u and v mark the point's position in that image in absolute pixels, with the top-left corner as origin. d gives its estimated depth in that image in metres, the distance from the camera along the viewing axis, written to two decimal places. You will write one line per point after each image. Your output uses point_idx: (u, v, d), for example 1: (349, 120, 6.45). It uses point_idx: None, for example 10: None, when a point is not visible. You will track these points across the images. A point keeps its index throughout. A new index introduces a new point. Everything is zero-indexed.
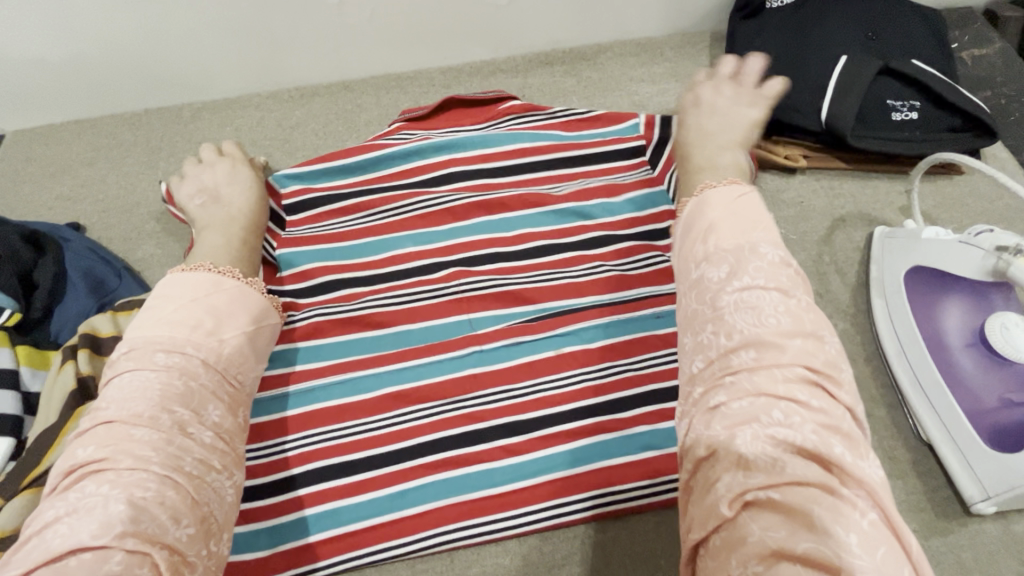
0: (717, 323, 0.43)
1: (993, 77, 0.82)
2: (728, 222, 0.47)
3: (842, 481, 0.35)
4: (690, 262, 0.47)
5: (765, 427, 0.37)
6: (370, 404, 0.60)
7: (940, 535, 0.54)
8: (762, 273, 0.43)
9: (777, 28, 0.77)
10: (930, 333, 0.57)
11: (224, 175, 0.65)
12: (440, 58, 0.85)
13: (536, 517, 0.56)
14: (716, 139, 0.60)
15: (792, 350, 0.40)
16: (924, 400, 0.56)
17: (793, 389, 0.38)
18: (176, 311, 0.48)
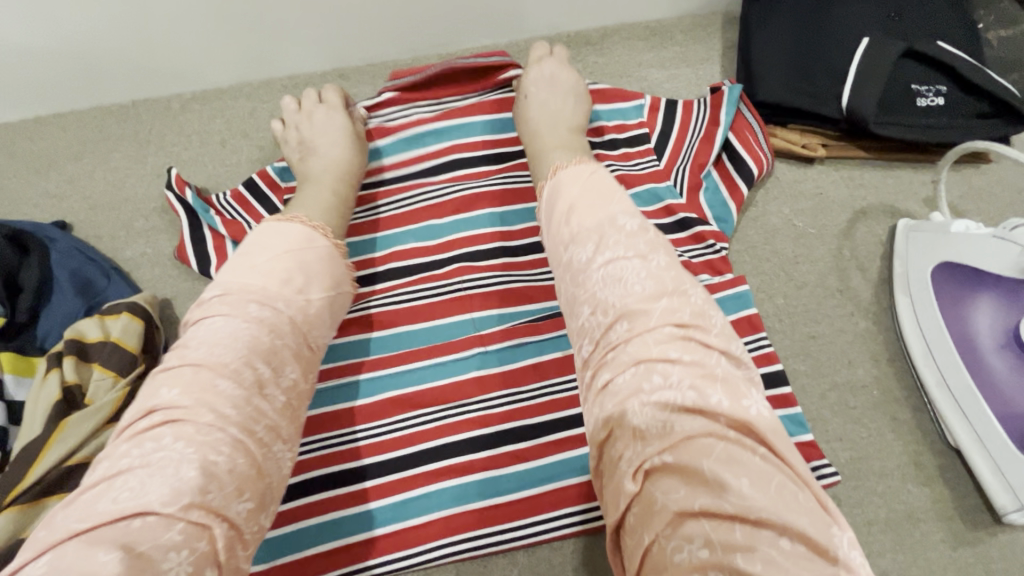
0: (591, 301, 0.42)
1: (1020, 58, 0.78)
2: (581, 202, 0.46)
3: (727, 428, 0.35)
4: (561, 246, 0.46)
5: (650, 391, 0.37)
6: (371, 409, 0.57)
7: (968, 544, 0.51)
8: (622, 244, 0.43)
9: (794, 8, 0.73)
10: (959, 333, 0.54)
11: (321, 124, 0.64)
12: (438, 43, 0.81)
13: (545, 525, 0.54)
14: (561, 121, 0.62)
15: (661, 309, 0.39)
16: (952, 404, 0.54)
17: (663, 349, 0.38)
18: (268, 261, 0.47)
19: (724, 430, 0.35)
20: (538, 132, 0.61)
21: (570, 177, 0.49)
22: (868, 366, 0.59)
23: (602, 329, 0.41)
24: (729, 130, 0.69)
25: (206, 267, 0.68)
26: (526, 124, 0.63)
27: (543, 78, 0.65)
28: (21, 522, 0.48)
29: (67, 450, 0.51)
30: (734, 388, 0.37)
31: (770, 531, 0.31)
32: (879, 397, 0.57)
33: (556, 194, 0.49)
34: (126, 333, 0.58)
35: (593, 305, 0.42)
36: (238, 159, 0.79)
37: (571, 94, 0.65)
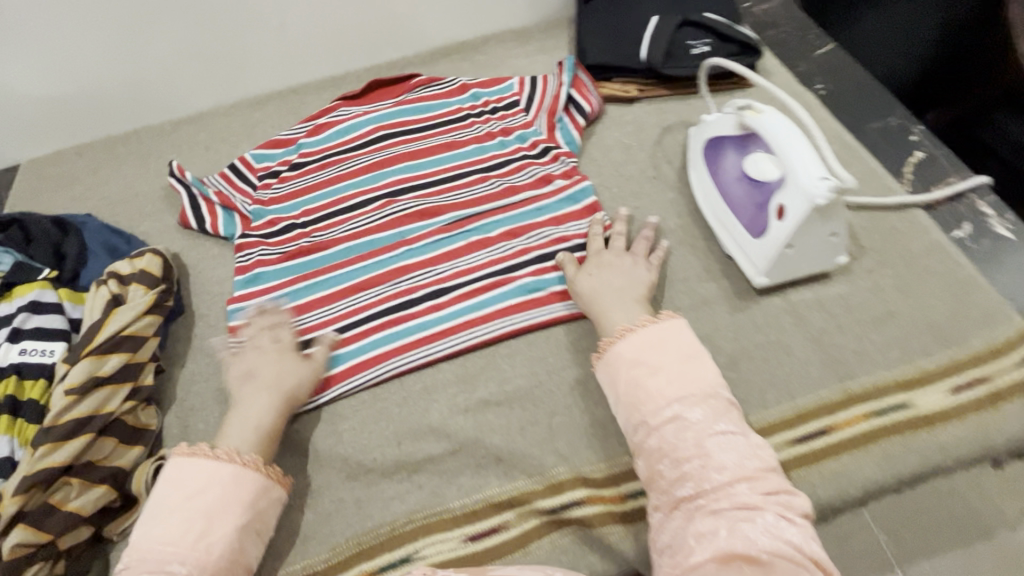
0: (702, 462, 0.56)
1: (775, 21, 1.10)
2: (672, 365, 0.63)
3: (807, 556, 0.49)
4: (662, 400, 0.60)
5: (752, 530, 0.50)
6: (333, 294, 0.83)
7: (743, 311, 0.76)
8: (728, 419, 0.59)
9: (607, 6, 1.05)
10: (717, 180, 0.81)
11: (269, 358, 0.71)
12: (362, 59, 1.11)
13: (456, 341, 0.76)
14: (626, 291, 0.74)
15: (764, 483, 0.54)
16: (722, 228, 0.80)
17: (767, 504, 0.53)
18: (178, 515, 0.56)
19: (805, 561, 0.49)
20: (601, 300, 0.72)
21: (658, 333, 0.65)
22: (675, 219, 0.85)
23: (705, 482, 0.54)
24: (571, 87, 0.99)
25: (203, 224, 0.92)
26: (586, 295, 0.74)
27: (604, 266, 0.76)
28: (94, 367, 0.67)
29: (122, 324, 0.71)
30: (795, 525, 0.52)
31: None
32: (682, 235, 0.83)
33: (631, 347, 0.65)
34: (151, 264, 0.80)
35: (701, 461, 0.56)
36: (217, 156, 1.04)
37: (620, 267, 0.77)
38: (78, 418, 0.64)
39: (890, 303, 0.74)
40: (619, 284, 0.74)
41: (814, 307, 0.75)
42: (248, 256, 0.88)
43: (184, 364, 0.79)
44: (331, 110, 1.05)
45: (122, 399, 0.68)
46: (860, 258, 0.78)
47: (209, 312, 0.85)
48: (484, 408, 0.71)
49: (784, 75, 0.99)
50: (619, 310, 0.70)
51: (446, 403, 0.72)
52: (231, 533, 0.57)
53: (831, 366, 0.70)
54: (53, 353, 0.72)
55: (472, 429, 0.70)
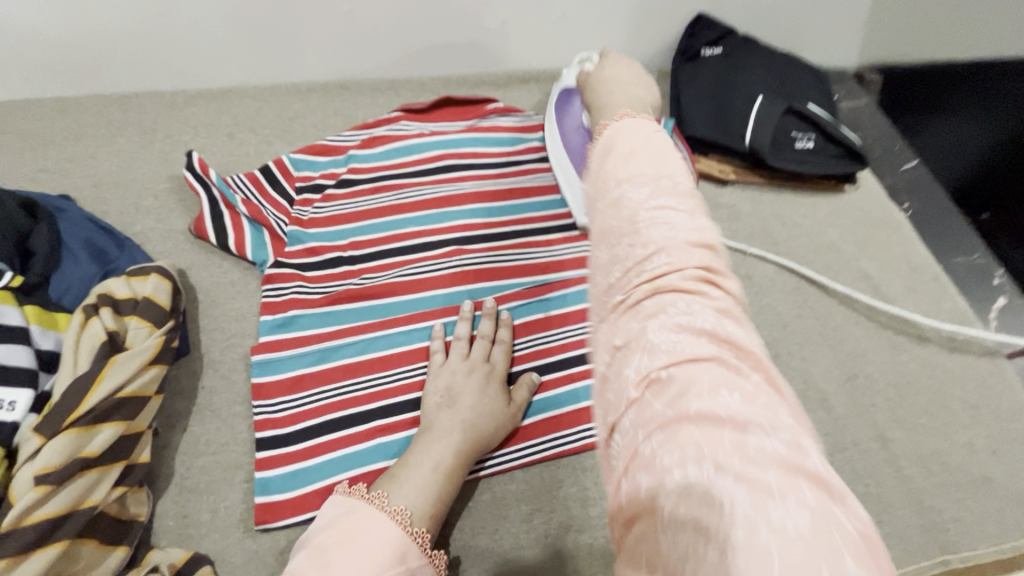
0: (632, 236, 0.39)
1: (861, 122, 1.07)
2: (640, 153, 0.44)
3: (722, 346, 0.34)
4: (614, 178, 0.43)
5: (655, 329, 0.35)
6: (383, 359, 0.69)
7: (840, 451, 0.71)
8: (674, 193, 0.41)
9: (710, 71, 0.97)
10: (564, 125, 0.81)
11: (477, 387, 0.65)
12: (431, 69, 0.96)
13: (533, 449, 0.66)
14: (633, 108, 0.58)
15: (687, 251, 0.38)
16: (567, 180, 0.82)
17: (692, 283, 0.37)
18: (318, 552, 0.50)
19: (717, 346, 0.34)
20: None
21: (628, 130, 0.47)
22: (767, 329, 0.81)
23: (618, 261, 0.39)
24: None
25: (225, 241, 0.75)
26: (597, 84, 0.57)
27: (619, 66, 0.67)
28: (77, 444, 0.51)
29: (120, 385, 0.54)
30: (714, 311, 0.36)
31: (757, 436, 0.30)
32: (774, 350, 0.79)
33: (615, 134, 0.46)
34: (158, 290, 0.62)
35: (629, 236, 0.39)
36: (244, 148, 0.87)
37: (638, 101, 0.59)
38: (50, 521, 0.48)
39: (985, 468, 0.71)
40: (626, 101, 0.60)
41: (912, 459, 0.71)
42: (280, 291, 0.72)
43: (186, 428, 0.63)
44: (386, 121, 0.89)
45: (109, 487, 0.52)
46: (954, 409, 0.75)
47: (223, 358, 0.68)
48: (564, 535, 0.62)
49: (874, 187, 0.96)
50: (617, 114, 0.51)
51: (519, 525, 0.62)
52: None
53: (930, 531, 0.66)
54: (14, 406, 0.54)
55: (551, 561, 0.60)
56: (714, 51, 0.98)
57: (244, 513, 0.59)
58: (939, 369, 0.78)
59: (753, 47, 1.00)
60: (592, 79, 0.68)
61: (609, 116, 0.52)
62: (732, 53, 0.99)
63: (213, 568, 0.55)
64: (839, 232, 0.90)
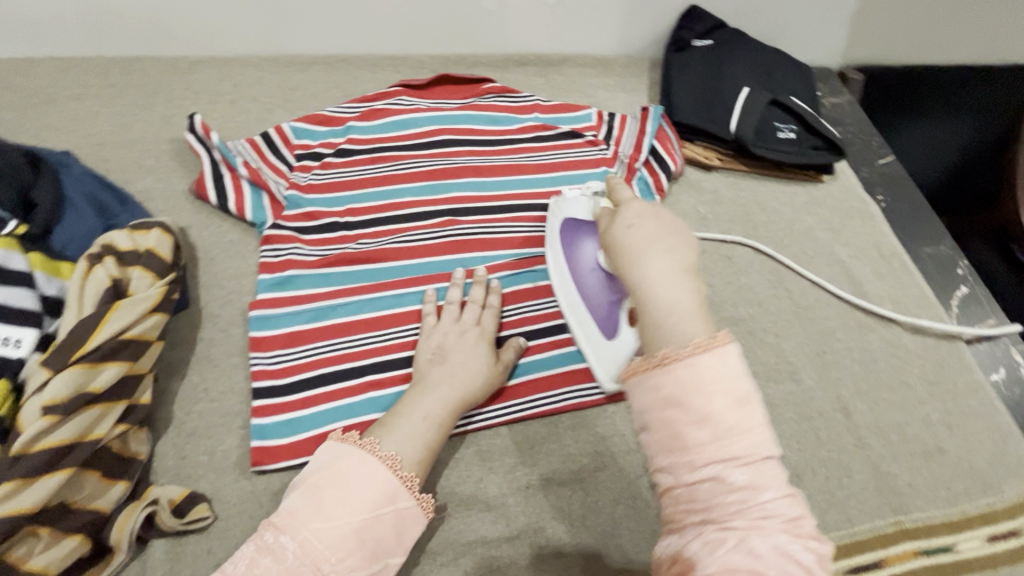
0: (709, 459, 0.42)
1: (842, 118, 1.11)
2: (716, 410, 0.42)
3: (797, 562, 0.39)
4: (682, 444, 0.42)
5: (734, 541, 0.40)
6: (377, 319, 0.72)
7: (807, 421, 0.76)
8: (747, 433, 0.42)
9: (700, 61, 1.01)
10: (571, 262, 0.72)
11: (467, 347, 0.68)
12: (430, 47, 0.99)
13: (519, 407, 0.70)
14: (675, 274, 0.47)
15: (761, 471, 0.41)
16: (572, 317, 0.72)
17: (768, 509, 0.40)
18: (312, 492, 0.53)
19: (794, 570, 0.39)
20: (640, 253, 0.49)
21: (709, 363, 0.43)
22: (744, 307, 0.85)
23: (698, 463, 0.42)
24: (654, 138, 0.94)
25: (225, 201, 0.77)
26: (623, 252, 0.50)
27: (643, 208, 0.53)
28: (84, 379, 0.53)
29: (125, 327, 0.56)
30: (786, 521, 0.41)
31: None
32: (750, 326, 0.83)
33: (679, 379, 0.43)
34: (160, 243, 0.64)
35: (704, 453, 0.42)
36: (245, 115, 0.89)
37: (669, 231, 0.50)
38: (54, 450, 0.50)
39: (939, 439, 0.76)
40: (680, 254, 0.48)
41: (872, 430, 0.76)
42: (278, 252, 0.74)
43: (186, 375, 0.66)
44: (385, 95, 0.91)
45: (113, 423, 0.54)
46: (913, 386, 0.80)
47: (221, 313, 0.70)
48: (544, 487, 0.66)
49: (851, 179, 1.00)
50: (673, 318, 0.45)
51: (503, 477, 0.66)
52: (345, 529, 0.51)
53: (885, 495, 0.71)
54: (21, 344, 0.57)
55: (531, 509, 0.64)
56: (704, 42, 1.02)
57: (240, 456, 0.62)
58: (901, 349, 0.83)
59: (742, 40, 1.04)
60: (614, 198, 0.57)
61: (664, 318, 0.45)
62: (721, 45, 1.02)
63: (209, 505, 0.58)
64: (816, 220, 0.95)
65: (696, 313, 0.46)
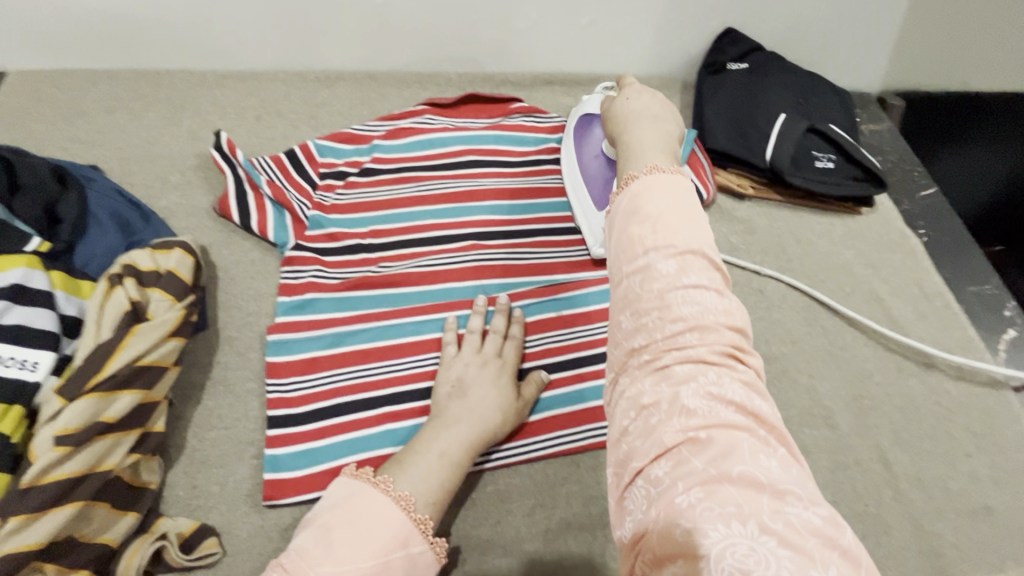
0: (660, 304, 0.42)
1: (881, 146, 1.07)
2: (667, 216, 0.45)
3: (751, 418, 0.39)
4: (639, 246, 0.44)
5: (686, 392, 0.39)
6: (396, 347, 0.69)
7: (843, 470, 0.72)
8: (704, 271, 0.43)
9: (735, 86, 0.98)
10: (580, 149, 0.82)
11: (488, 379, 0.65)
12: (458, 65, 0.97)
13: (539, 445, 0.67)
14: (660, 124, 0.57)
15: (718, 334, 0.41)
16: (574, 198, 0.82)
17: (723, 359, 0.40)
18: (322, 531, 0.50)
19: (745, 420, 0.38)
20: (629, 118, 0.58)
21: (663, 183, 0.47)
22: (776, 343, 0.81)
23: (649, 315, 0.42)
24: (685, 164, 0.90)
25: (248, 221, 0.76)
26: (615, 118, 0.60)
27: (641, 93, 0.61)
28: (97, 408, 0.52)
29: (141, 354, 0.55)
30: (740, 378, 0.40)
31: (787, 503, 0.35)
32: (783, 365, 0.79)
33: (642, 190, 0.47)
34: (180, 265, 0.63)
35: (661, 311, 0.42)
36: (270, 131, 0.88)
37: (660, 111, 0.59)
38: (66, 482, 0.49)
39: (985, 497, 0.71)
40: (658, 114, 0.58)
41: (913, 483, 0.71)
42: (298, 274, 0.73)
43: (200, 400, 0.64)
44: (411, 113, 0.90)
45: (125, 452, 0.53)
46: (957, 437, 0.75)
47: (239, 336, 0.69)
48: (563, 532, 0.63)
49: (891, 211, 0.96)
50: (646, 151, 0.52)
51: (522, 519, 0.63)
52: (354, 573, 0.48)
53: (926, 555, 0.67)
54: (37, 367, 0.56)
55: (550, 555, 0.61)
56: (740, 66, 0.99)
57: (251, 488, 0.60)
58: (943, 396, 0.78)
59: (779, 64, 1.00)
60: (614, 111, 0.60)
61: (637, 152, 0.53)
62: (757, 69, 0.99)
63: (219, 540, 0.56)
64: (853, 253, 0.91)
65: (666, 152, 0.53)
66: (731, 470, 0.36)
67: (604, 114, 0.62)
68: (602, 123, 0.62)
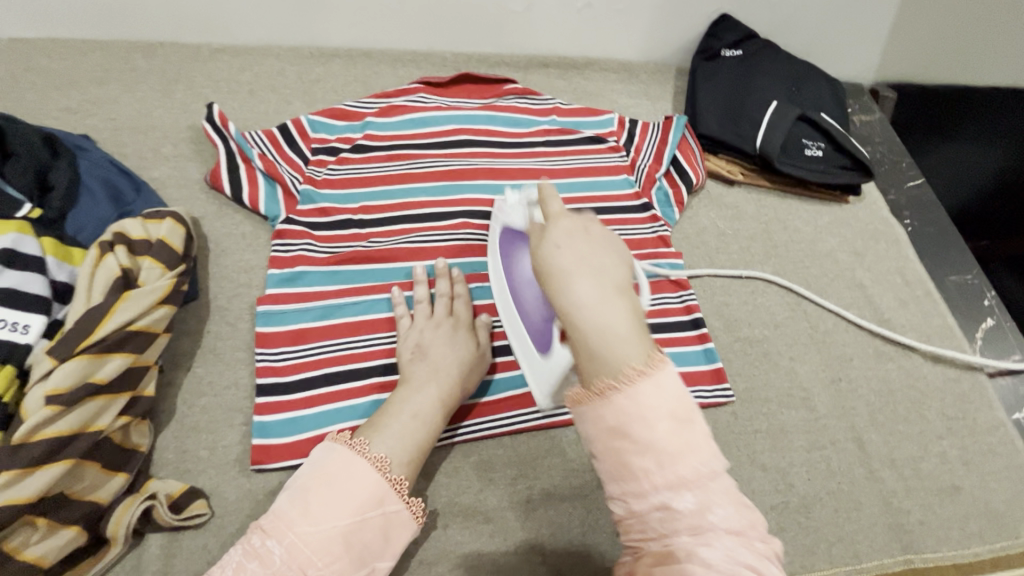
0: (647, 457, 0.40)
1: (871, 137, 1.08)
2: (635, 404, 0.41)
3: (740, 533, 0.40)
4: (625, 445, 0.41)
5: (687, 540, 0.40)
6: (384, 320, 0.71)
7: (819, 450, 0.74)
8: (681, 411, 0.41)
9: (728, 72, 0.98)
10: (514, 280, 0.66)
11: (441, 342, 0.66)
12: (453, 45, 0.97)
13: (521, 418, 0.69)
14: (611, 275, 0.44)
15: (699, 471, 0.40)
16: (520, 332, 0.67)
17: (707, 488, 0.40)
18: (301, 495, 0.52)
19: (742, 546, 0.40)
20: (568, 280, 0.44)
21: (638, 387, 0.41)
22: (760, 327, 0.83)
23: (639, 465, 0.41)
24: (675, 148, 0.93)
25: (240, 194, 0.77)
26: (548, 282, 0.45)
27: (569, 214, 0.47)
28: (88, 370, 0.53)
29: (131, 319, 0.56)
30: (725, 501, 0.41)
31: None
32: (765, 349, 0.81)
33: (616, 402, 0.41)
34: (172, 234, 0.63)
35: (648, 459, 0.40)
36: (264, 106, 0.88)
37: (601, 251, 0.45)
38: (56, 440, 0.50)
39: (956, 478, 0.73)
40: (599, 252, 0.45)
41: (886, 463, 0.73)
42: (288, 246, 0.73)
43: (190, 367, 0.65)
44: (404, 91, 0.90)
45: (115, 415, 0.54)
46: (931, 420, 0.77)
47: (230, 307, 0.70)
48: (545, 502, 0.65)
49: (877, 201, 0.97)
50: (609, 362, 0.41)
51: (503, 489, 0.65)
52: (331, 533, 0.51)
53: (896, 532, 0.69)
54: (28, 330, 0.56)
55: (529, 523, 0.63)
56: (734, 52, 0.99)
57: (240, 453, 0.61)
58: (920, 381, 0.80)
59: (773, 52, 1.01)
60: (540, 245, 0.46)
61: (601, 359, 0.41)
62: (751, 56, 1.00)
63: (207, 502, 0.57)
64: (839, 241, 0.92)
65: (636, 341, 0.42)
66: None
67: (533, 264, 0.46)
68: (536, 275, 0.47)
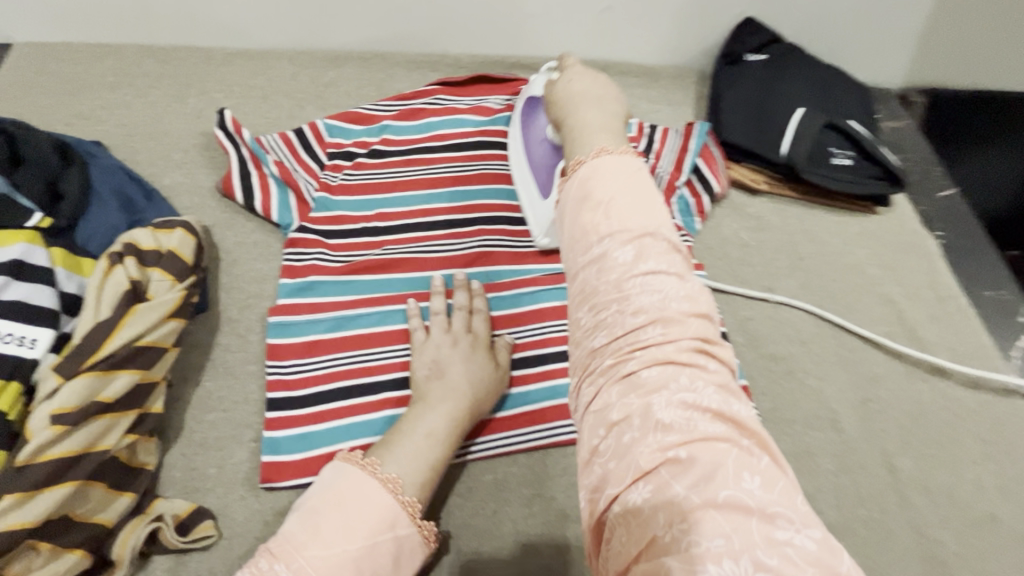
0: (622, 302, 0.41)
1: (901, 143, 1.04)
2: (620, 199, 0.45)
3: (730, 427, 0.37)
4: (592, 235, 0.44)
5: (657, 400, 0.38)
6: (398, 332, 0.69)
7: (847, 475, 0.71)
8: (662, 258, 0.43)
9: (752, 77, 0.95)
10: (526, 141, 0.76)
11: (461, 360, 0.64)
12: (469, 48, 0.95)
13: (539, 435, 0.67)
14: (604, 110, 0.55)
15: (683, 325, 0.40)
16: (524, 172, 0.77)
17: (690, 357, 0.39)
18: (312, 517, 0.50)
19: (726, 428, 0.37)
20: (571, 102, 0.58)
21: (611, 167, 0.47)
22: (785, 344, 0.80)
23: (611, 313, 0.42)
24: (697, 156, 0.90)
25: (252, 201, 0.75)
26: (560, 100, 0.60)
27: (584, 71, 0.62)
28: (95, 387, 0.52)
29: (140, 334, 0.55)
30: (714, 386, 0.39)
31: (776, 523, 0.33)
32: (790, 366, 0.78)
33: (591, 175, 0.47)
34: (182, 245, 0.62)
35: (620, 306, 0.41)
36: (277, 111, 0.87)
37: (603, 88, 0.59)
38: (62, 460, 0.49)
39: (993, 506, 0.70)
40: (595, 88, 0.58)
41: (918, 488, 0.70)
42: (301, 256, 0.72)
43: (200, 381, 0.64)
44: (420, 94, 0.88)
45: (122, 433, 0.53)
46: (965, 443, 0.74)
47: (240, 318, 0.69)
48: (562, 524, 0.62)
49: (908, 212, 0.94)
50: (592, 133, 0.52)
51: (520, 510, 0.63)
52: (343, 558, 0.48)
53: (930, 563, 0.66)
54: (36, 345, 0.55)
55: (547, 546, 0.61)
56: (759, 56, 0.96)
57: (250, 471, 0.59)
58: (954, 403, 0.77)
59: (800, 56, 0.97)
60: (557, 94, 0.61)
61: (585, 132, 0.53)
62: (777, 60, 0.96)
63: (215, 523, 0.56)
64: (867, 253, 0.89)
65: (613, 132, 0.52)
66: (714, 489, 0.34)
67: (548, 97, 0.62)
68: (547, 107, 0.62)
